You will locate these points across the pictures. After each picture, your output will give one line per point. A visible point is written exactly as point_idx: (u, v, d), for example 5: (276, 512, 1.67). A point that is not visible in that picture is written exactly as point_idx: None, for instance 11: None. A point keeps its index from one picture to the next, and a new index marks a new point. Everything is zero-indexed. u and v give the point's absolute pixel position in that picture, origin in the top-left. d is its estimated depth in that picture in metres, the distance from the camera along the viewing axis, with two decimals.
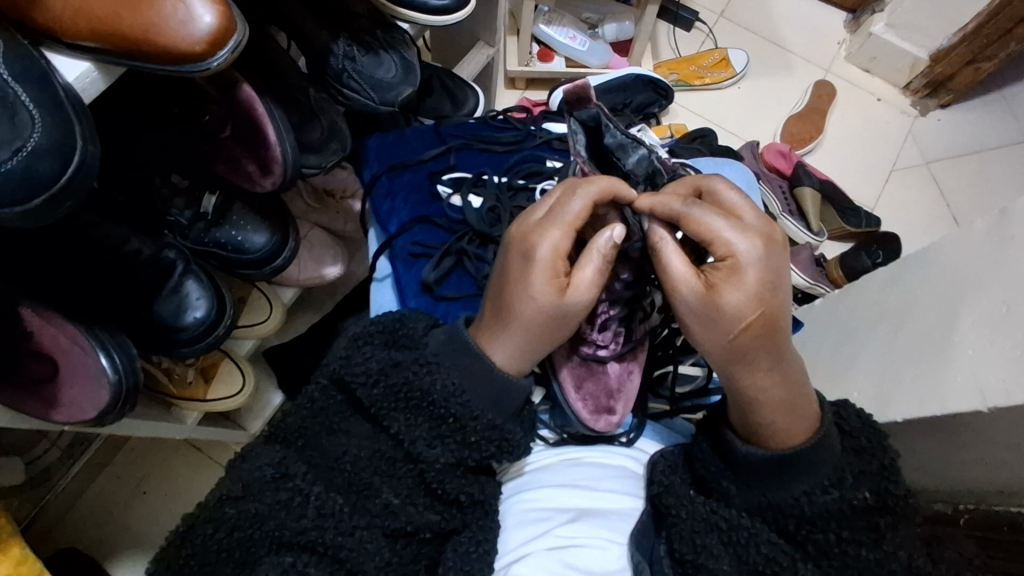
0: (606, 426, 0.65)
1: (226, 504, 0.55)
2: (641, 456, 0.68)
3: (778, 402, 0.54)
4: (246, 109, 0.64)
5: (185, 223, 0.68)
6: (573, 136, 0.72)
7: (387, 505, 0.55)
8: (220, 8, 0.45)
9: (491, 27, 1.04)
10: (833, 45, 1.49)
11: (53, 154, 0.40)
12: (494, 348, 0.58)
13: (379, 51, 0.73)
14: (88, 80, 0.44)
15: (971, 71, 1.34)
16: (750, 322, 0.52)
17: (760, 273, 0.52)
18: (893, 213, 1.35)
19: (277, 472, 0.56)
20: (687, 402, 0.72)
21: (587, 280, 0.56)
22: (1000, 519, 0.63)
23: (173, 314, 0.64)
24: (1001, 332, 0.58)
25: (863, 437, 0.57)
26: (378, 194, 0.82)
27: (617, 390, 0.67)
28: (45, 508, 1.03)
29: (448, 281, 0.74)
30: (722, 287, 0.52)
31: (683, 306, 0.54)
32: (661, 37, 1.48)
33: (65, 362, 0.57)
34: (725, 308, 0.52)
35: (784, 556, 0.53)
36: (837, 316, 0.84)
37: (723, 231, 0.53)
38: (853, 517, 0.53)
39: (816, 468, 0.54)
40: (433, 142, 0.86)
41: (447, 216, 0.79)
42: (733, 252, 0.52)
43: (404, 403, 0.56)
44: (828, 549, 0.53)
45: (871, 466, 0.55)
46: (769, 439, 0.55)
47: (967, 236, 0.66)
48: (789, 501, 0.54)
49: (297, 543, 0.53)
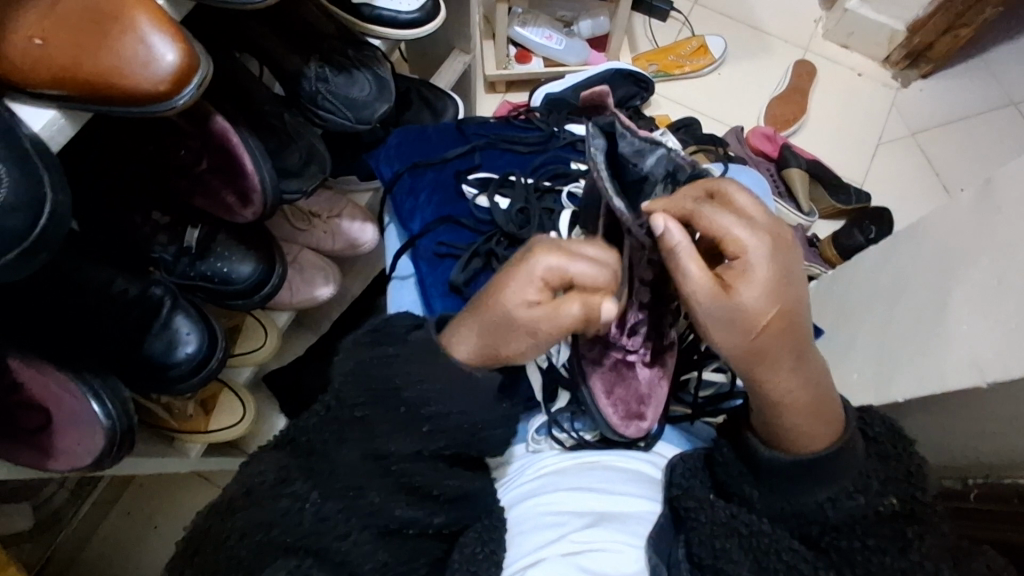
0: (636, 432, 0.67)
1: (234, 513, 0.52)
2: (659, 459, 0.68)
3: (792, 400, 0.53)
4: (220, 140, 0.64)
5: (170, 259, 0.68)
6: (594, 140, 0.60)
7: (371, 502, 0.54)
8: (181, 45, 0.44)
9: (465, 35, 1.04)
10: (810, 23, 1.49)
11: (22, 208, 0.39)
12: (459, 339, 0.61)
13: (352, 70, 0.73)
14: (55, 128, 0.43)
15: (949, 39, 1.33)
16: (770, 319, 0.51)
17: (775, 268, 0.51)
18: (882, 187, 1.34)
19: (278, 477, 0.53)
20: (711, 406, 0.72)
21: (558, 317, 0.55)
22: (1009, 491, 0.63)
23: (164, 352, 0.64)
24: (994, 305, 0.58)
25: (888, 443, 0.56)
26: (400, 191, 0.82)
27: (647, 395, 0.69)
28: (58, 550, 1.02)
29: (476, 282, 0.75)
30: (738, 287, 0.51)
31: (700, 311, 0.52)
32: (637, 29, 1.47)
33: (59, 413, 0.57)
34: (745, 309, 0.50)
35: (806, 563, 0.51)
36: (833, 298, 0.83)
37: (733, 228, 0.52)
38: (879, 525, 0.52)
39: (842, 474, 0.53)
40: (456, 141, 0.86)
41: (474, 216, 0.79)
42: (743, 250, 0.51)
43: (418, 413, 0.57)
44: (852, 558, 0.51)
45: (897, 472, 0.54)
46: (792, 442, 0.55)
47: (956, 208, 0.66)
48: (811, 506, 0.54)
49: (302, 549, 0.50)
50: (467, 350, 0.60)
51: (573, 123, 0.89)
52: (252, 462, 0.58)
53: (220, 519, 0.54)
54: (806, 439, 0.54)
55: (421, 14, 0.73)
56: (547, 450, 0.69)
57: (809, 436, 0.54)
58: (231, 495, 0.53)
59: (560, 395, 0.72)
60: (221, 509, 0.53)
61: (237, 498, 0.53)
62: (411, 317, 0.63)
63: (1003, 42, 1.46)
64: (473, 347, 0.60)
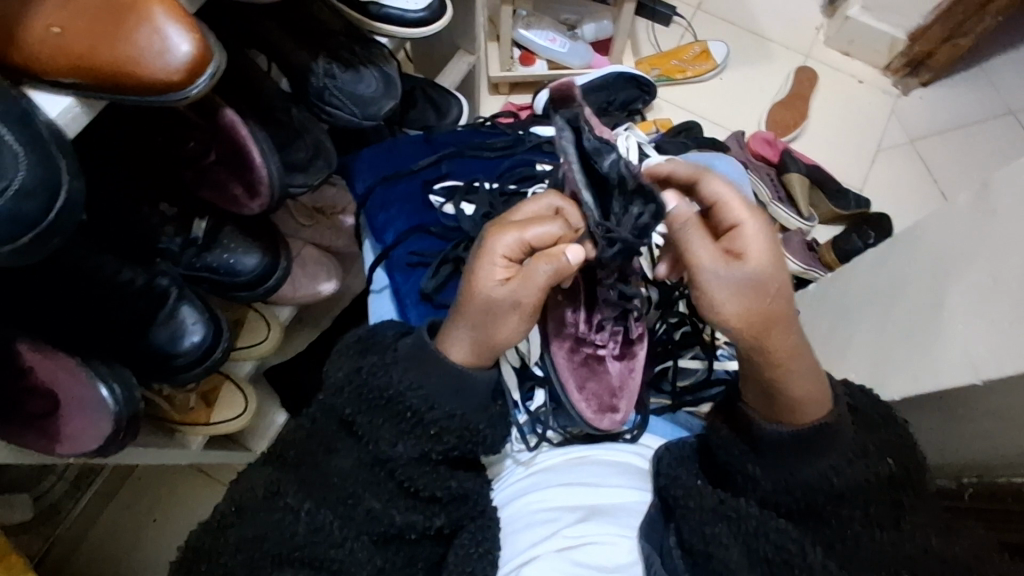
0: (610, 425, 0.66)
1: (227, 531, 0.56)
2: (646, 450, 0.69)
3: (800, 371, 0.53)
4: (229, 132, 0.64)
5: (177, 249, 0.69)
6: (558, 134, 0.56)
7: (370, 511, 0.57)
8: (195, 35, 0.45)
9: (470, 35, 1.05)
10: (811, 30, 1.50)
11: (40, 191, 0.40)
12: (450, 344, 0.57)
13: (359, 67, 0.73)
14: (70, 116, 0.44)
15: (949, 48, 1.34)
16: (780, 283, 0.52)
17: (769, 236, 0.53)
18: (882, 193, 1.36)
19: (269, 491, 0.58)
20: (690, 397, 0.73)
21: (533, 284, 0.54)
22: (1004, 490, 0.64)
23: (169, 341, 0.65)
24: (989, 304, 0.59)
25: (876, 414, 0.59)
26: (372, 206, 0.81)
27: (620, 388, 0.68)
28: (57, 542, 1.02)
29: (447, 288, 0.74)
30: (749, 253, 0.52)
31: (714, 280, 0.51)
32: (640, 33, 1.48)
33: (63, 397, 0.57)
34: (759, 270, 0.51)
35: (795, 543, 0.53)
36: (833, 296, 0.84)
37: (729, 202, 0.55)
38: (880, 488, 0.55)
39: (836, 448, 0.55)
40: (425, 151, 0.86)
41: (442, 224, 0.79)
42: (740, 222, 0.54)
43: (425, 415, 0.56)
44: (846, 530, 0.54)
45: (890, 437, 0.57)
46: (801, 413, 0.55)
47: (952, 211, 0.67)
48: (816, 476, 0.55)
49: (295, 558, 0.54)
50: (461, 351, 0.57)
51: (537, 126, 0.91)
52: (242, 478, 0.60)
53: (213, 534, 0.57)
54: (809, 410, 0.55)
55: (426, 12, 0.73)
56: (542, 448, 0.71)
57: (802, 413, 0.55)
58: (224, 513, 0.58)
59: (536, 393, 0.71)
60: (214, 527, 0.57)
61: (230, 518, 0.57)
62: (395, 326, 0.63)
63: (1002, 51, 1.47)
64: (467, 346, 0.57)
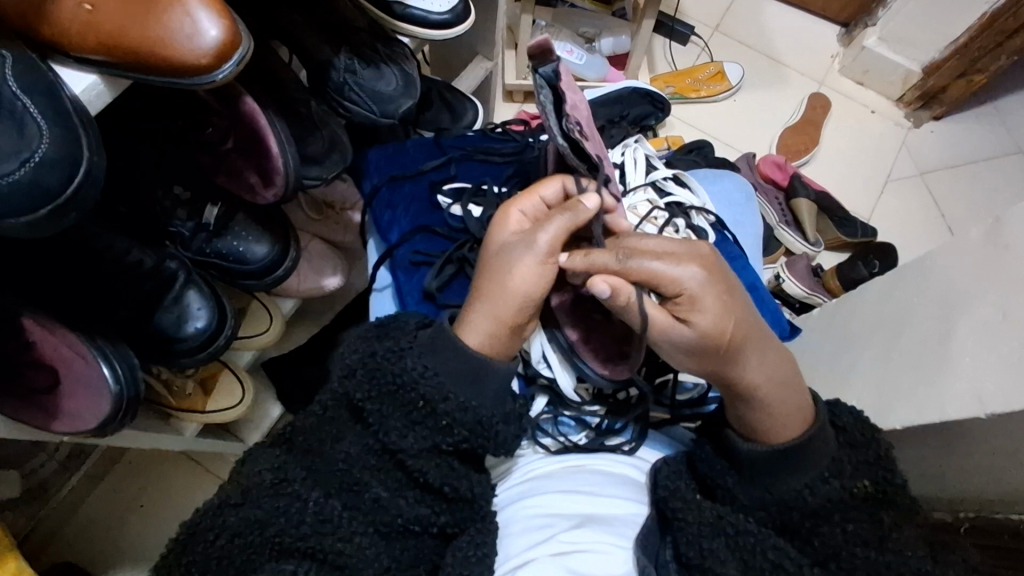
0: (620, 372, 0.66)
1: (226, 510, 0.55)
2: (643, 464, 0.67)
3: (767, 383, 0.55)
4: (249, 120, 0.65)
5: (187, 233, 0.69)
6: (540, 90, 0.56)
7: (377, 499, 0.56)
8: (226, 22, 0.46)
9: (491, 41, 1.05)
10: (827, 58, 1.51)
11: (61, 164, 0.41)
12: (469, 331, 0.57)
13: (380, 64, 0.73)
14: (94, 93, 0.44)
15: (963, 84, 1.36)
16: (730, 334, 0.53)
17: (714, 289, 0.52)
18: (888, 223, 1.36)
19: (277, 477, 0.56)
20: (688, 410, 0.72)
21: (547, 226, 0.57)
22: (1000, 526, 0.63)
23: (173, 325, 0.65)
24: (996, 339, 0.59)
25: (856, 432, 0.60)
26: (378, 205, 0.81)
27: (626, 335, 0.67)
28: (42, 522, 1.01)
29: (450, 289, 0.73)
30: (689, 318, 0.52)
31: (669, 342, 0.54)
32: (657, 50, 1.48)
33: (66, 372, 0.58)
34: (705, 335, 0.52)
35: (791, 561, 0.54)
36: (836, 324, 0.84)
37: (662, 272, 0.52)
38: (856, 507, 0.57)
39: (811, 459, 0.57)
40: (432, 153, 0.85)
41: (448, 224, 0.78)
42: (683, 286, 0.52)
43: (439, 405, 0.55)
44: (836, 552, 0.55)
45: (868, 456, 0.59)
46: (770, 436, 0.57)
47: (962, 245, 0.67)
48: (791, 494, 0.57)
49: (297, 550, 0.53)
50: (476, 334, 0.57)
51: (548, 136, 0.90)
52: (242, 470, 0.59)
53: (211, 515, 0.55)
54: (789, 427, 0.57)
55: (451, 15, 0.73)
56: (531, 454, 0.69)
57: (784, 422, 0.57)
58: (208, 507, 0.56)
59: (537, 399, 0.69)
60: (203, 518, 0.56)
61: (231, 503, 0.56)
62: (417, 315, 0.61)
63: (1015, 90, 1.48)
64: (483, 329, 0.57)
